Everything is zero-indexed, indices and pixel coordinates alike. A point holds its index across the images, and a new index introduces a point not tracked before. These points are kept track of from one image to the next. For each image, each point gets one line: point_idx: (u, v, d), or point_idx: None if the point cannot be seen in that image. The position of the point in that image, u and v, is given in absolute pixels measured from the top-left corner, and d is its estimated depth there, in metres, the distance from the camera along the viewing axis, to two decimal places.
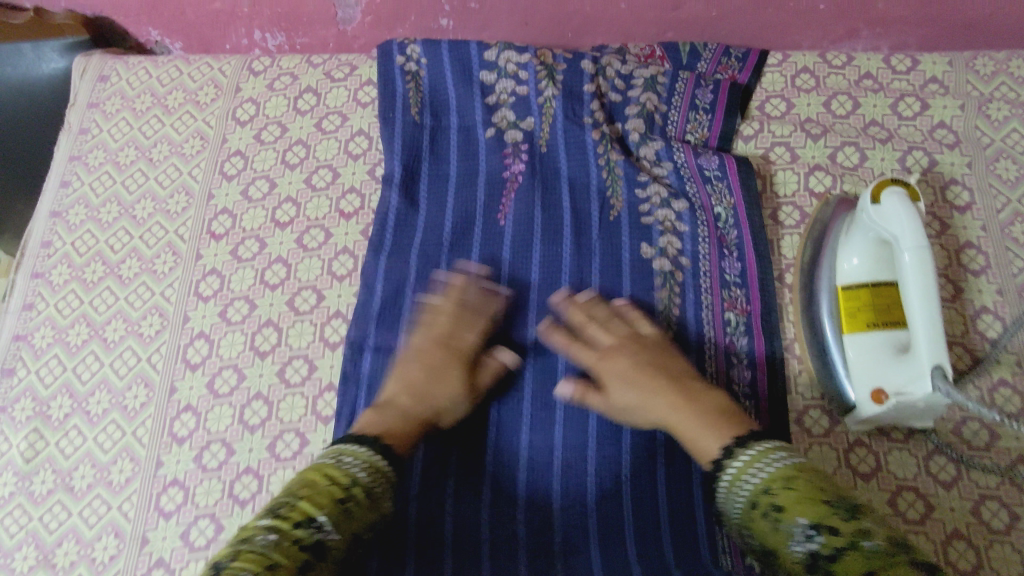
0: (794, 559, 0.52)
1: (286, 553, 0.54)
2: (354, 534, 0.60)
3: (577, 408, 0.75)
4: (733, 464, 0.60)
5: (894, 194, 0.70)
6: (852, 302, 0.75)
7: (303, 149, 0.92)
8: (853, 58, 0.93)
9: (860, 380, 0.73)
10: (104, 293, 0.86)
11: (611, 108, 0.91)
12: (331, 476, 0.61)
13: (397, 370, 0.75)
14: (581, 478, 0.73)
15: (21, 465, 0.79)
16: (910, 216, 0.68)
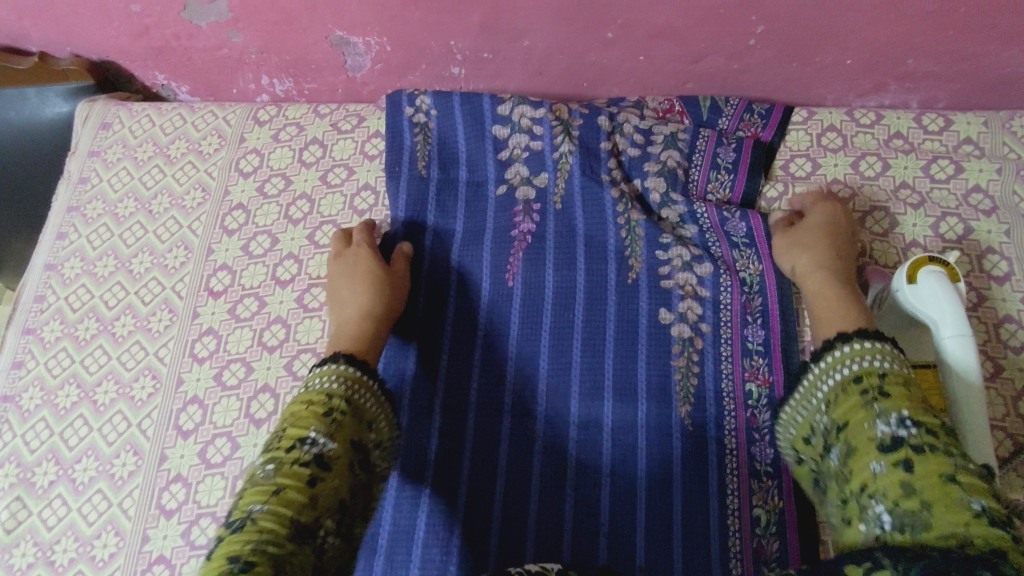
0: (871, 436, 0.52)
1: (290, 474, 0.54)
2: (351, 444, 0.60)
3: (589, 475, 0.75)
4: (848, 348, 0.60)
5: (932, 273, 0.66)
6: None
7: (307, 204, 0.89)
8: (882, 116, 0.89)
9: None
10: (96, 352, 0.83)
11: (629, 165, 0.87)
12: (311, 400, 0.61)
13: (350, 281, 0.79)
14: (592, 544, 0.72)
15: (2, 537, 0.76)
16: (950, 299, 0.65)
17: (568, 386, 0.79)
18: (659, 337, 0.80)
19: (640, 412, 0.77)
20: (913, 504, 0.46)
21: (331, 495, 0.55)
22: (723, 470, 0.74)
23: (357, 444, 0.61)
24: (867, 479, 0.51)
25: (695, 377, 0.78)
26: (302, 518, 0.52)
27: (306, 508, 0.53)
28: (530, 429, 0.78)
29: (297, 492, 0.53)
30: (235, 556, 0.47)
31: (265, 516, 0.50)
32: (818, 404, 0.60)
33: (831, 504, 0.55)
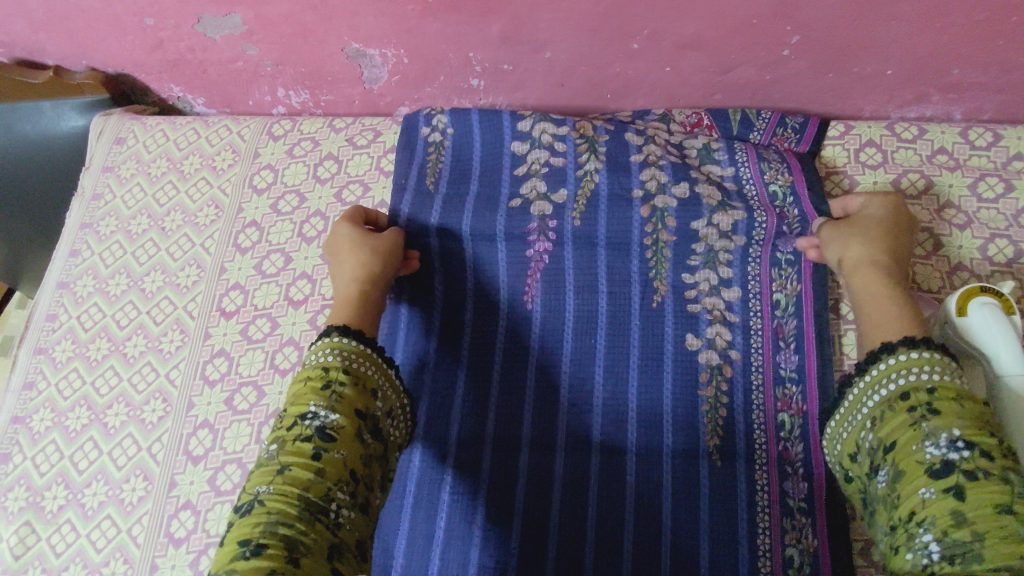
0: (920, 459, 0.52)
1: (294, 453, 0.54)
2: (359, 412, 0.58)
3: (610, 510, 0.72)
4: (901, 357, 0.58)
5: (985, 304, 0.62)
6: None
7: (321, 221, 0.87)
8: (926, 130, 0.84)
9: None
10: (107, 373, 0.82)
11: (673, 171, 0.81)
12: (309, 376, 0.59)
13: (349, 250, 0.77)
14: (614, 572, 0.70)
15: (10, 563, 0.74)
16: (1006, 334, 0.60)
17: (589, 417, 0.76)
18: (686, 365, 0.76)
19: (665, 445, 0.74)
20: (965, 535, 0.48)
21: (342, 471, 0.54)
22: (753, 508, 0.70)
23: (365, 411, 0.58)
24: (915, 507, 0.51)
25: (724, 409, 0.74)
26: (311, 496, 0.52)
27: (314, 485, 0.53)
28: (549, 461, 0.74)
29: (301, 469, 0.53)
30: (245, 540, 0.49)
31: (273, 497, 0.51)
32: (862, 417, 0.59)
33: (875, 520, 0.56)
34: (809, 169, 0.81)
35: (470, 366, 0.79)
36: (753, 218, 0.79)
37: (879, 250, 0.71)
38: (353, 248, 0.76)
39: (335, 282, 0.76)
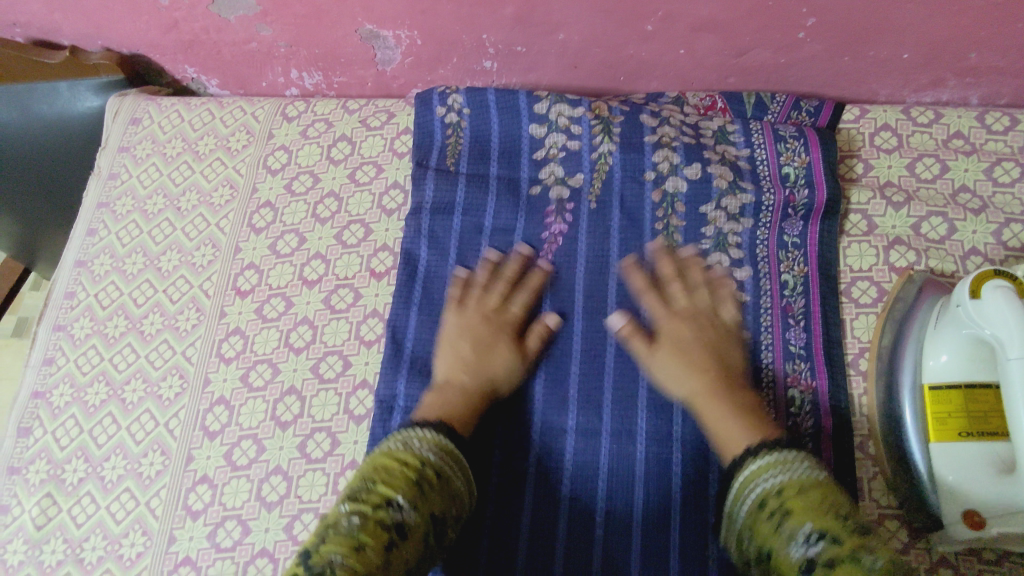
0: (788, 559, 0.51)
1: (370, 534, 0.54)
2: (433, 515, 0.59)
3: (621, 486, 0.73)
4: (750, 467, 0.61)
5: (998, 288, 0.61)
6: (942, 406, 0.66)
7: (335, 202, 0.88)
8: (941, 115, 0.83)
9: (949, 495, 0.65)
10: (125, 350, 0.83)
11: (685, 152, 0.81)
12: (406, 460, 0.61)
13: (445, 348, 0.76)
14: (624, 550, 0.71)
15: (32, 533, 0.76)
16: (1020, 315, 0.60)
17: (599, 395, 0.76)
18: None
19: (674, 424, 0.74)
20: None
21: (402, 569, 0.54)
22: None
23: (439, 517, 0.59)
24: None
25: None
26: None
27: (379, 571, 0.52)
28: (559, 438, 0.75)
29: (376, 556, 0.52)
30: None
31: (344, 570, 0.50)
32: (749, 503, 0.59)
33: None
34: (827, 150, 0.80)
35: None
36: (761, 201, 0.80)
37: (701, 364, 0.71)
38: (450, 350, 0.75)
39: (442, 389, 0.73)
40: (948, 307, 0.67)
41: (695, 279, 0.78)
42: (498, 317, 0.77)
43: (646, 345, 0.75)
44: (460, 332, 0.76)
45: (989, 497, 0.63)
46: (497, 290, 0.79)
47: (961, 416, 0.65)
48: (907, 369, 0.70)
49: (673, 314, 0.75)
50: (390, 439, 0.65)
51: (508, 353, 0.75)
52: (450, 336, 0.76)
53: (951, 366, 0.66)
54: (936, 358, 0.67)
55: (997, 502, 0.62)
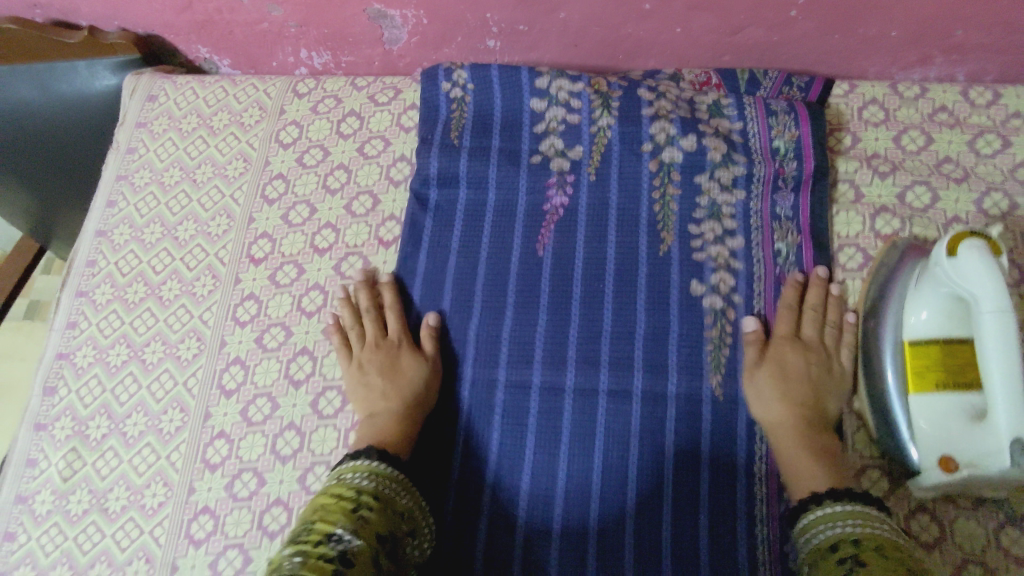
0: None
1: (313, 571, 0.56)
2: (376, 536, 0.62)
3: (617, 445, 0.77)
4: (819, 510, 0.67)
5: (974, 247, 0.65)
6: (920, 360, 0.70)
7: (344, 174, 0.91)
8: (927, 90, 0.87)
9: (927, 444, 0.68)
10: (144, 314, 0.87)
11: (681, 124, 0.85)
12: (340, 493, 0.64)
13: (430, 407, 0.76)
14: (619, 503, 0.76)
15: (59, 484, 0.80)
16: (993, 272, 0.63)
17: (598, 354, 0.80)
18: (692, 307, 0.80)
19: (670, 385, 0.78)
20: None
21: None
22: (751, 439, 0.76)
23: (383, 536, 0.62)
24: None
25: (727, 348, 0.79)
26: None
27: None
28: (559, 399, 0.79)
29: None
30: None
31: None
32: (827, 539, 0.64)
33: None
34: (817, 125, 0.84)
35: (483, 320, 0.83)
36: (752, 172, 0.83)
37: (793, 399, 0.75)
38: None
39: None
40: (928, 268, 0.70)
41: (755, 338, 0.78)
42: None
43: (757, 354, 0.77)
44: None
45: (962, 445, 0.65)
46: (369, 321, 0.82)
47: (940, 369, 0.69)
48: (890, 327, 0.74)
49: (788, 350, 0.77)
50: (331, 475, 0.69)
51: None
52: (436, 397, 0.77)
53: (930, 323, 0.70)
54: (916, 316, 0.71)
55: (969, 450, 0.65)
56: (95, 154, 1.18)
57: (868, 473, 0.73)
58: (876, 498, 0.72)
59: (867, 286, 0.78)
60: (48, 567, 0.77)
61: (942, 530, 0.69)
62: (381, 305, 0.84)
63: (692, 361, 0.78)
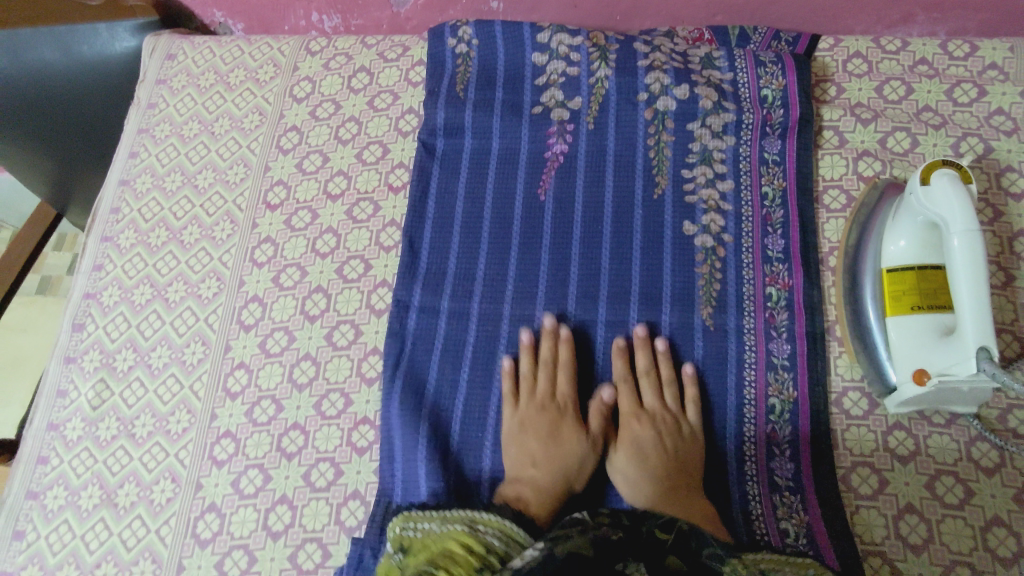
0: None
1: None
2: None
3: (614, 378, 0.80)
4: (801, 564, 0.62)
5: (944, 175, 0.70)
6: (897, 285, 0.75)
7: (355, 126, 0.96)
8: (908, 43, 0.91)
9: (904, 361, 0.73)
10: (167, 257, 0.92)
11: (675, 74, 0.90)
12: (471, 547, 0.62)
13: (514, 444, 0.77)
14: (616, 436, 0.78)
15: (88, 412, 0.85)
16: (961, 197, 0.68)
17: (596, 289, 0.84)
18: (683, 247, 0.85)
19: (663, 316, 0.82)
20: None
21: None
22: (741, 366, 0.79)
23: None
24: None
25: (718, 282, 0.83)
26: None
27: None
28: (560, 330, 0.83)
29: None
30: None
31: None
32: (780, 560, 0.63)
33: None
34: (803, 75, 0.88)
35: (488, 262, 0.87)
36: (741, 119, 0.88)
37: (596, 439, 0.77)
38: (540, 437, 0.77)
39: (513, 485, 0.74)
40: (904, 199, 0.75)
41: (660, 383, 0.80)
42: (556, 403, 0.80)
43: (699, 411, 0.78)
44: (522, 427, 0.78)
45: (933, 359, 0.70)
46: (543, 376, 0.80)
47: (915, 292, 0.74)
48: (870, 257, 0.79)
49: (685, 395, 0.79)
50: (458, 517, 0.67)
51: (579, 434, 0.78)
52: (513, 433, 0.78)
53: (906, 250, 0.75)
54: (894, 245, 0.76)
55: (939, 362, 0.70)
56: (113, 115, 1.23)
57: (850, 396, 0.78)
58: (856, 418, 0.77)
59: (849, 222, 0.83)
60: (80, 487, 0.82)
61: (917, 445, 0.74)
62: (572, 361, 0.81)
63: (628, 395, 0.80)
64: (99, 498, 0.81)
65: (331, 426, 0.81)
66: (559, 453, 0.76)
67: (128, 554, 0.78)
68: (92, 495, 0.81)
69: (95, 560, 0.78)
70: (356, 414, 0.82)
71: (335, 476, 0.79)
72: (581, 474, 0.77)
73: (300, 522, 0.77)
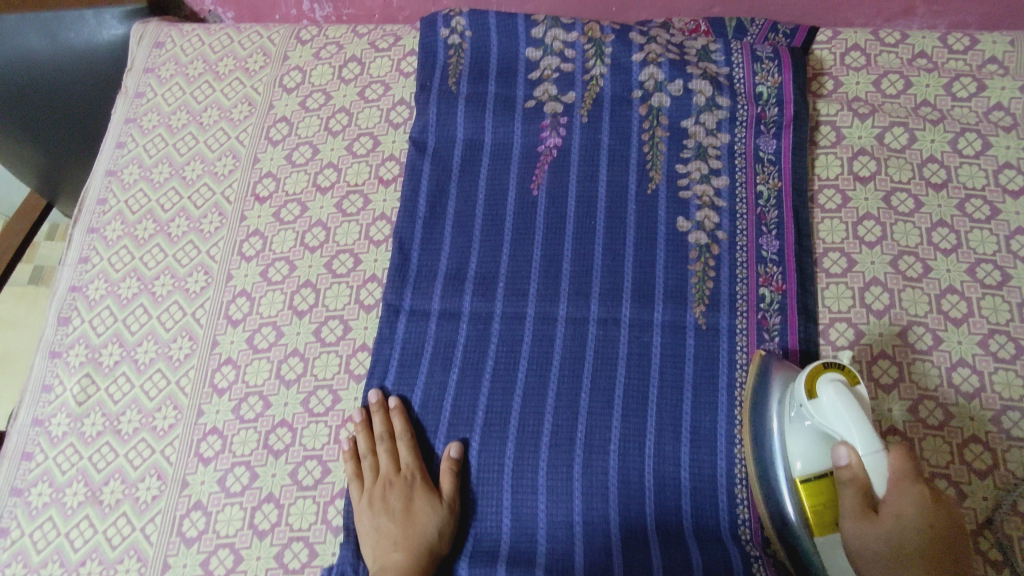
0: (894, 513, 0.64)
1: None
2: None
3: (604, 379, 0.78)
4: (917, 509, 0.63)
5: (829, 383, 0.65)
6: (814, 498, 0.67)
7: (346, 117, 0.95)
8: (908, 36, 0.90)
9: (835, 565, 0.66)
10: (154, 250, 0.91)
11: (669, 69, 0.89)
12: None
13: (371, 530, 0.73)
14: (605, 435, 0.76)
15: (74, 408, 0.84)
16: (853, 411, 0.63)
17: (588, 286, 0.82)
18: (677, 244, 0.83)
19: (655, 313, 0.80)
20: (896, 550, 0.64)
21: None
22: (732, 365, 0.78)
23: None
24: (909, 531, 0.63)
25: (710, 282, 0.81)
26: None
27: None
28: (551, 326, 0.81)
29: None
30: None
31: None
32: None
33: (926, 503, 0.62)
34: (799, 72, 0.87)
35: (480, 259, 0.85)
36: (736, 117, 0.87)
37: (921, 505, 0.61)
38: (375, 518, 0.73)
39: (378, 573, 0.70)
40: (793, 406, 0.69)
41: (856, 502, 0.62)
42: (400, 477, 0.76)
43: (863, 519, 0.62)
44: (373, 508, 0.74)
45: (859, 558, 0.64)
46: (381, 459, 0.76)
47: (835, 503, 0.67)
48: (778, 464, 0.70)
49: (902, 490, 0.61)
50: None
51: (431, 504, 0.73)
52: (369, 526, 0.73)
53: (806, 469, 0.67)
54: (792, 459, 0.69)
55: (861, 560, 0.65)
56: (103, 106, 1.21)
57: None
58: None
59: (749, 411, 0.74)
60: (65, 483, 0.81)
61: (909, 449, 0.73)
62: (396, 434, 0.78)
63: (868, 506, 0.62)
64: (84, 495, 0.80)
65: (318, 424, 0.80)
66: (408, 530, 0.72)
67: (114, 552, 0.77)
68: (76, 492, 0.80)
69: (80, 557, 0.77)
70: (343, 411, 0.81)
71: (322, 475, 0.78)
72: (568, 475, 0.75)
73: (287, 521, 0.76)
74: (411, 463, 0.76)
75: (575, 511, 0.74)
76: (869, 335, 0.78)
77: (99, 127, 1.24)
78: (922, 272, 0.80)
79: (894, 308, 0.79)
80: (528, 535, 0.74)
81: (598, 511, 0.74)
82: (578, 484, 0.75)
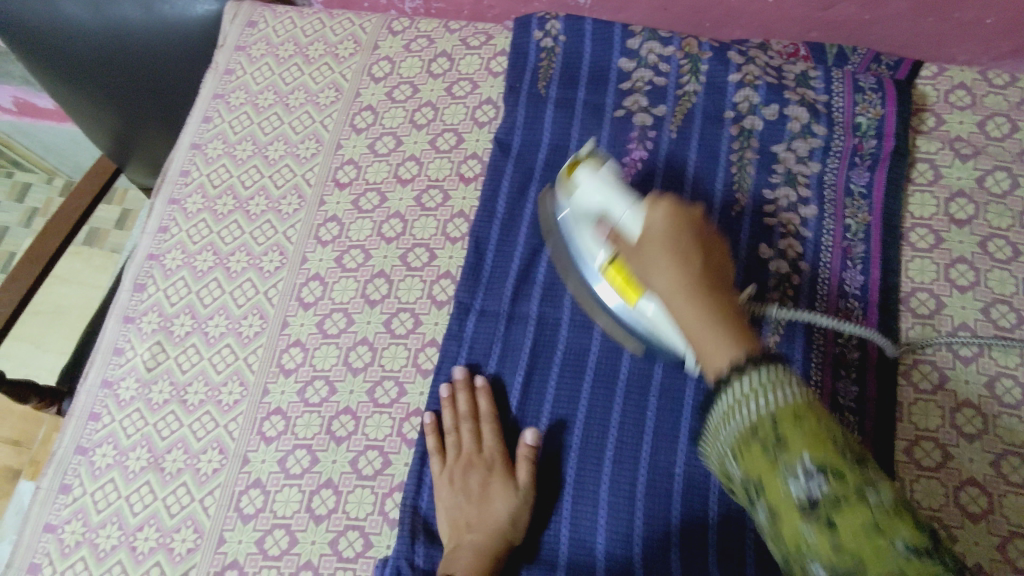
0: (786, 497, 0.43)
1: None
2: None
3: (671, 399, 0.76)
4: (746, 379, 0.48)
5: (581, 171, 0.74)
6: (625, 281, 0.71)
7: (431, 112, 0.95)
8: (1016, 79, 0.87)
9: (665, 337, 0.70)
10: (232, 226, 0.92)
11: (766, 92, 0.87)
12: None
13: (448, 506, 0.74)
14: (669, 461, 0.74)
15: (143, 373, 0.85)
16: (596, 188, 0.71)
17: None
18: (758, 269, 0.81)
19: None
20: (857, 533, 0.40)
21: None
22: None
23: None
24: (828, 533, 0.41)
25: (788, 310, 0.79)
26: None
27: None
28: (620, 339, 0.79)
29: None
30: None
31: None
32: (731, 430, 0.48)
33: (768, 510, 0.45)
34: (902, 106, 0.85)
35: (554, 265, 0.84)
36: (829, 147, 0.85)
37: (684, 264, 0.58)
38: (456, 498, 0.74)
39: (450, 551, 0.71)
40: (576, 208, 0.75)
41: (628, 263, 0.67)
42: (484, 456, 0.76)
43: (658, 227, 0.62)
44: (454, 485, 0.75)
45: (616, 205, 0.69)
46: (465, 434, 0.77)
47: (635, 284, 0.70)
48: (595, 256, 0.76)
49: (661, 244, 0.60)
50: None
51: (512, 489, 0.73)
52: (446, 503, 0.74)
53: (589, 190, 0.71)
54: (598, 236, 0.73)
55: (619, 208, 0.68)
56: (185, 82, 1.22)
57: (923, 445, 0.73)
58: (927, 470, 0.72)
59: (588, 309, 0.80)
60: (128, 447, 0.82)
61: (990, 504, 0.70)
62: (494, 411, 0.78)
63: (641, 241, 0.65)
64: (147, 461, 0.81)
65: (382, 415, 0.80)
66: (484, 512, 0.73)
67: (171, 520, 0.78)
68: (139, 457, 0.81)
69: (137, 522, 0.78)
70: (408, 404, 0.80)
71: (382, 466, 0.78)
72: (629, 492, 0.73)
73: (344, 509, 0.76)
74: (493, 441, 0.76)
75: (634, 531, 0.72)
76: (955, 382, 0.75)
77: (177, 103, 1.26)
78: (1015, 323, 0.77)
79: (983, 357, 0.76)
80: (586, 549, 0.73)
81: (657, 534, 0.72)
82: (640, 502, 0.73)
